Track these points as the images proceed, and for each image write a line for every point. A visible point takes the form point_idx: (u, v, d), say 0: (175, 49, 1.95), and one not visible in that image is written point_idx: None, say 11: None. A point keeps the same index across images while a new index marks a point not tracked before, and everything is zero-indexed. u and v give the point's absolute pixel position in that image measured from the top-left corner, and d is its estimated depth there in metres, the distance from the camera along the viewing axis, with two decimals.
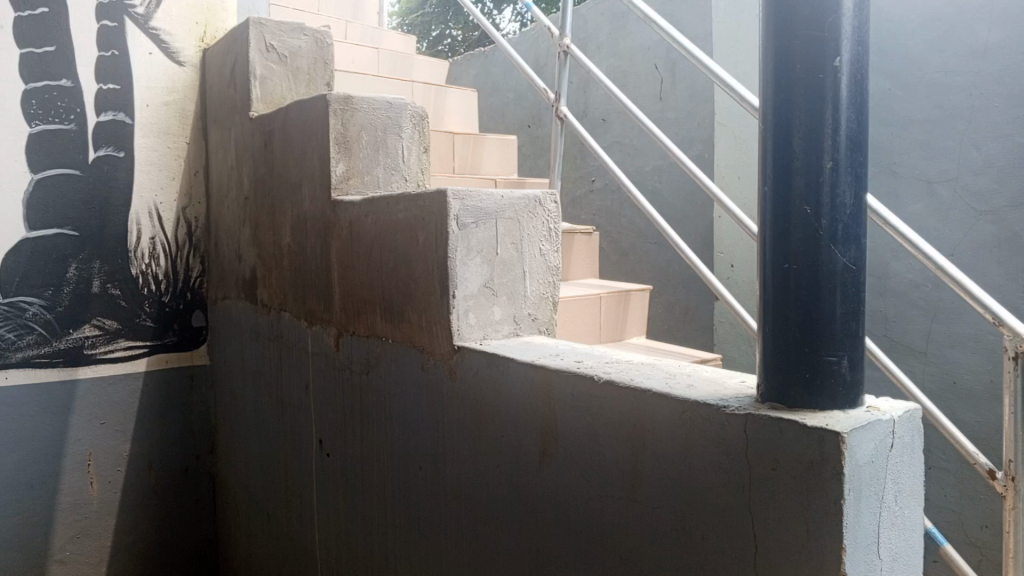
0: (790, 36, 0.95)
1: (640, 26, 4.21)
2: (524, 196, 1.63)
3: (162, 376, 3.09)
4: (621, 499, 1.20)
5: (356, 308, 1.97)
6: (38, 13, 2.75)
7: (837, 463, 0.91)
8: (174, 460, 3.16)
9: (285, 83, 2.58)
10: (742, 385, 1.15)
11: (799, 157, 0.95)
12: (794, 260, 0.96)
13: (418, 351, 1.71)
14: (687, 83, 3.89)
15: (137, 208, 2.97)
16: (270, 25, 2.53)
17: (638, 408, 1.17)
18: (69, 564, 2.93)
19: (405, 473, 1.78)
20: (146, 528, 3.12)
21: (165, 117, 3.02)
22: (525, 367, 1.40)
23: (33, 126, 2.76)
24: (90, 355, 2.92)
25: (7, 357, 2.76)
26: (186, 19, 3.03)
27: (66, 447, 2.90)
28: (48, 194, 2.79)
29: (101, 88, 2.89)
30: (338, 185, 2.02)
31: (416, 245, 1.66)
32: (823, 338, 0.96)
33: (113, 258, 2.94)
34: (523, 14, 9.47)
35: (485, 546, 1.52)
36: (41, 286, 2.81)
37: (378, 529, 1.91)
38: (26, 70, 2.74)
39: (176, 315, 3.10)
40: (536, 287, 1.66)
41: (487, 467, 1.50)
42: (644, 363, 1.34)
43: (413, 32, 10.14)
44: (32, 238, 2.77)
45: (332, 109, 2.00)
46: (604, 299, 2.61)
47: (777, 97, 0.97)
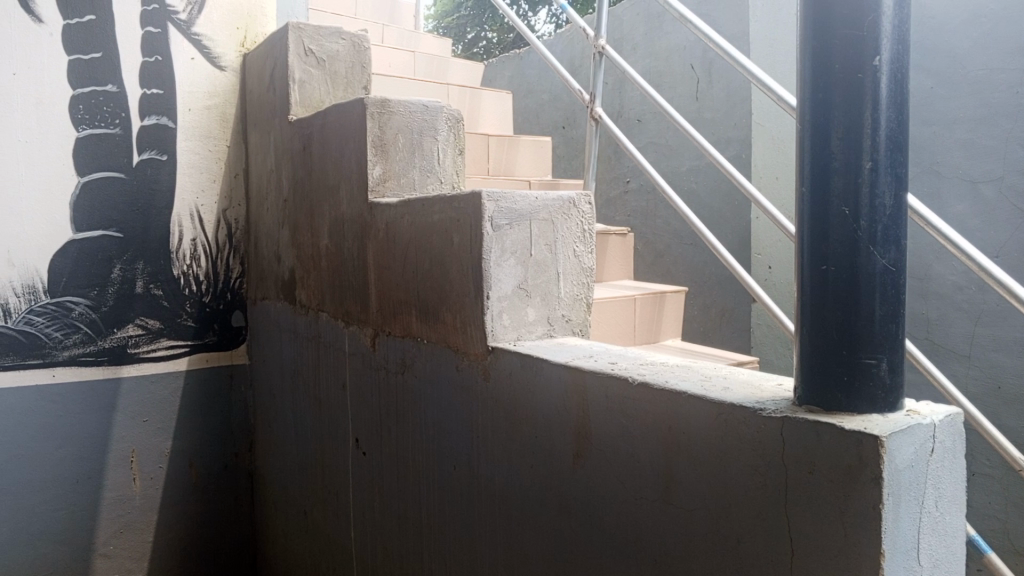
0: (828, 35, 0.94)
1: (675, 26, 4.19)
2: (558, 197, 1.63)
3: (202, 374, 3.16)
4: (656, 502, 1.20)
5: (392, 309, 1.99)
6: (85, 21, 2.82)
7: (876, 467, 0.90)
8: (214, 458, 3.22)
9: (323, 87, 2.61)
10: (778, 388, 1.14)
11: (837, 157, 0.94)
12: (832, 261, 0.95)
13: (453, 351, 1.72)
14: (723, 83, 3.86)
15: (179, 210, 3.04)
16: (308, 29, 2.57)
17: (673, 411, 1.17)
18: (113, 558, 3.00)
19: (440, 473, 1.80)
20: (186, 523, 3.18)
21: (206, 121, 3.08)
22: (559, 368, 1.40)
23: (80, 131, 2.84)
24: (133, 354, 2.99)
25: (54, 356, 2.84)
26: (227, 25, 3.10)
27: (111, 444, 2.97)
28: (94, 197, 2.87)
29: (145, 93, 2.96)
30: (376, 187, 2.04)
31: (451, 246, 1.68)
32: (862, 341, 0.94)
33: (155, 259, 3.01)
34: (558, 16, 9.49)
35: (519, 547, 1.52)
36: (87, 287, 2.88)
37: (413, 528, 1.93)
38: (73, 76, 2.82)
39: (216, 316, 3.16)
40: (570, 288, 1.66)
41: (521, 468, 1.51)
42: (679, 365, 1.33)
43: (448, 35, 10.21)
44: (79, 240, 2.85)
45: (369, 112, 2.03)
46: (638, 300, 2.60)
47: (815, 97, 0.96)
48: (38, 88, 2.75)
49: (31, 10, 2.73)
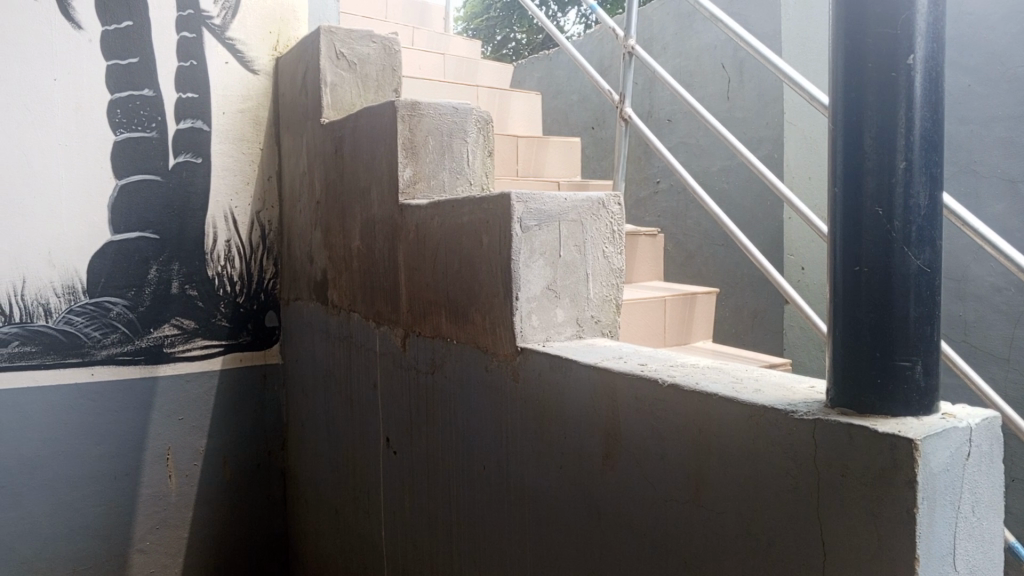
0: (861, 33, 0.93)
1: (706, 25, 4.16)
2: (587, 198, 1.63)
3: (236, 374, 3.21)
4: (685, 503, 1.19)
5: (422, 310, 2.00)
6: (123, 27, 2.88)
7: (910, 471, 0.89)
8: (247, 456, 3.27)
9: (355, 90, 2.63)
10: (810, 390, 1.13)
11: (870, 156, 0.93)
12: (864, 262, 0.94)
13: (482, 352, 1.73)
14: (755, 82, 3.83)
15: (213, 212, 3.09)
16: (340, 33, 2.60)
17: (703, 413, 1.16)
18: (149, 553, 3.06)
19: (469, 473, 1.80)
20: (220, 520, 3.23)
21: (240, 125, 3.13)
22: (589, 369, 1.40)
23: (118, 135, 2.90)
24: (169, 354, 3.05)
25: (93, 355, 2.90)
26: (261, 29, 3.15)
27: (147, 441, 3.03)
28: (131, 199, 2.93)
29: (180, 97, 3.01)
30: (406, 190, 2.06)
31: (480, 247, 1.68)
32: (897, 343, 0.93)
33: (190, 260, 3.07)
34: (589, 16, 9.47)
35: (548, 548, 1.53)
36: (124, 287, 2.94)
37: (443, 528, 1.94)
38: (112, 81, 2.88)
39: (250, 316, 3.21)
40: (599, 289, 1.66)
41: (550, 468, 1.51)
42: (710, 367, 1.32)
43: (478, 37, 10.24)
44: (117, 241, 2.91)
45: (400, 115, 2.04)
46: (669, 302, 2.58)
47: (847, 97, 0.95)
48: (77, 93, 2.82)
49: (71, 17, 2.79)
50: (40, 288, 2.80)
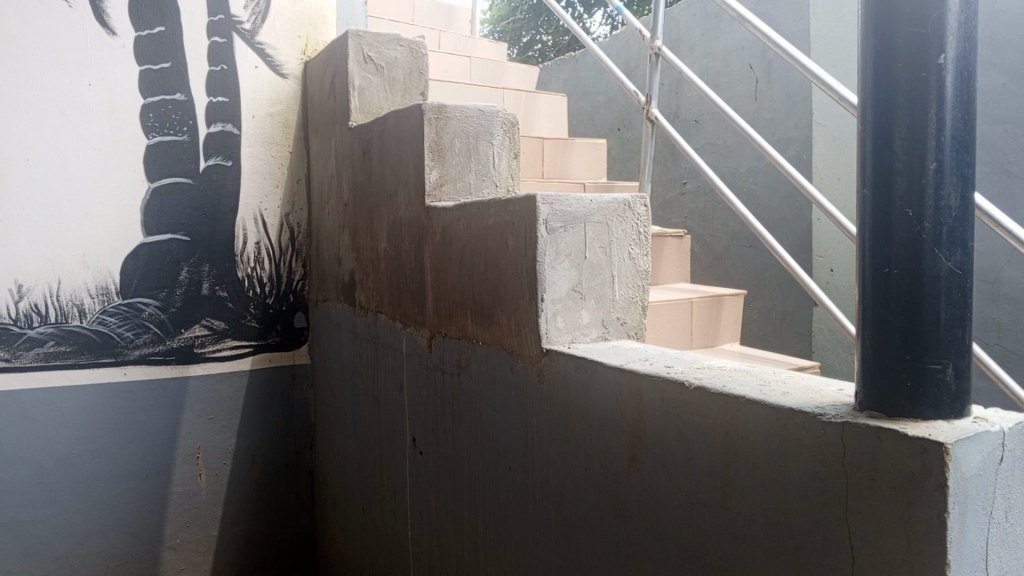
0: (891, 32, 0.92)
1: (733, 26, 4.13)
2: (613, 200, 1.63)
3: (265, 374, 3.24)
4: (712, 506, 1.19)
5: (448, 311, 2.01)
6: (156, 32, 2.94)
7: (941, 475, 0.88)
8: (276, 456, 3.31)
9: (382, 94, 2.66)
10: (839, 393, 1.12)
11: (900, 156, 0.92)
12: (894, 263, 0.93)
13: (508, 353, 1.73)
14: (783, 82, 3.79)
15: (243, 214, 3.13)
16: (368, 37, 2.63)
17: (730, 415, 1.16)
18: (179, 551, 3.11)
19: (495, 474, 1.81)
20: (249, 520, 3.27)
21: (269, 128, 3.17)
22: (614, 371, 1.40)
23: (151, 138, 2.95)
24: (199, 354, 3.10)
25: (125, 354, 2.96)
26: (290, 34, 3.19)
27: (177, 440, 3.08)
28: (162, 201, 2.98)
29: (211, 101, 3.05)
30: (432, 192, 2.07)
31: (506, 249, 1.69)
32: (927, 345, 0.92)
33: (221, 261, 3.11)
34: (615, 17, 9.46)
35: (573, 549, 1.53)
36: (156, 288, 3.00)
37: (469, 529, 1.95)
38: (145, 86, 2.93)
39: (279, 317, 3.25)
40: (625, 291, 1.66)
41: (576, 470, 1.51)
42: (738, 369, 1.32)
43: (504, 39, 10.25)
44: (149, 243, 2.97)
45: (427, 118, 2.06)
46: (695, 304, 2.57)
47: (877, 97, 0.94)
48: (111, 98, 2.87)
49: (105, 23, 2.85)
50: (74, 289, 2.86)
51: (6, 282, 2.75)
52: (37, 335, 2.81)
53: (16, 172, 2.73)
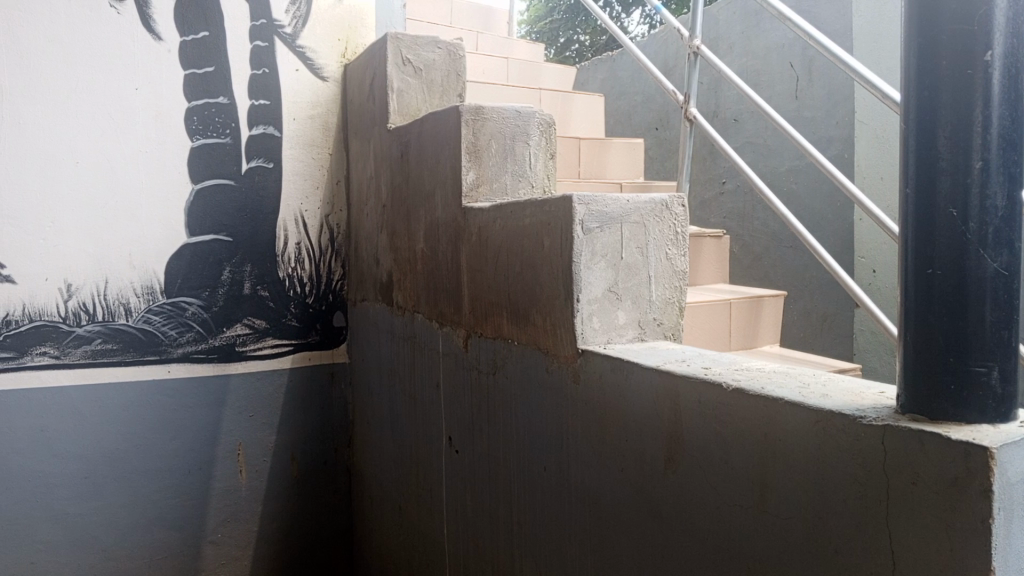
0: (936, 30, 0.91)
1: (774, 24, 4.07)
2: (650, 200, 1.63)
3: (304, 372, 3.29)
4: (749, 509, 1.18)
5: (484, 311, 2.03)
6: (200, 37, 3.00)
7: (985, 480, 0.86)
8: (315, 453, 3.36)
9: (420, 95, 2.68)
10: (880, 395, 1.10)
11: (944, 155, 0.91)
12: (938, 264, 0.91)
13: (544, 354, 1.74)
14: (825, 81, 3.73)
15: (284, 215, 3.18)
16: (406, 39, 2.65)
17: (768, 416, 1.15)
18: (221, 545, 3.18)
19: (531, 474, 1.82)
20: (288, 516, 3.33)
21: (310, 130, 3.22)
22: (650, 372, 1.40)
23: (195, 140, 3.02)
24: (241, 352, 3.16)
25: (169, 352, 3.03)
26: (330, 37, 3.23)
27: (219, 437, 3.15)
28: (206, 203, 3.05)
29: (253, 104, 3.11)
30: (469, 193, 2.09)
31: (542, 250, 1.69)
32: (971, 346, 0.91)
33: (262, 261, 3.16)
34: (653, 17, 9.41)
35: (609, 548, 1.53)
36: (199, 288, 3.06)
37: (504, 528, 1.96)
38: (189, 89, 3.00)
39: (319, 316, 3.30)
40: (662, 291, 1.65)
41: (612, 471, 1.51)
42: (777, 371, 1.31)
43: (541, 39, 10.25)
44: (193, 244, 3.04)
45: (464, 119, 2.07)
46: (734, 304, 2.55)
47: (921, 96, 0.93)
48: (156, 103, 2.95)
49: (152, 29, 2.93)
50: (121, 288, 2.94)
51: (56, 280, 2.84)
52: (85, 333, 2.89)
53: (65, 174, 2.82)
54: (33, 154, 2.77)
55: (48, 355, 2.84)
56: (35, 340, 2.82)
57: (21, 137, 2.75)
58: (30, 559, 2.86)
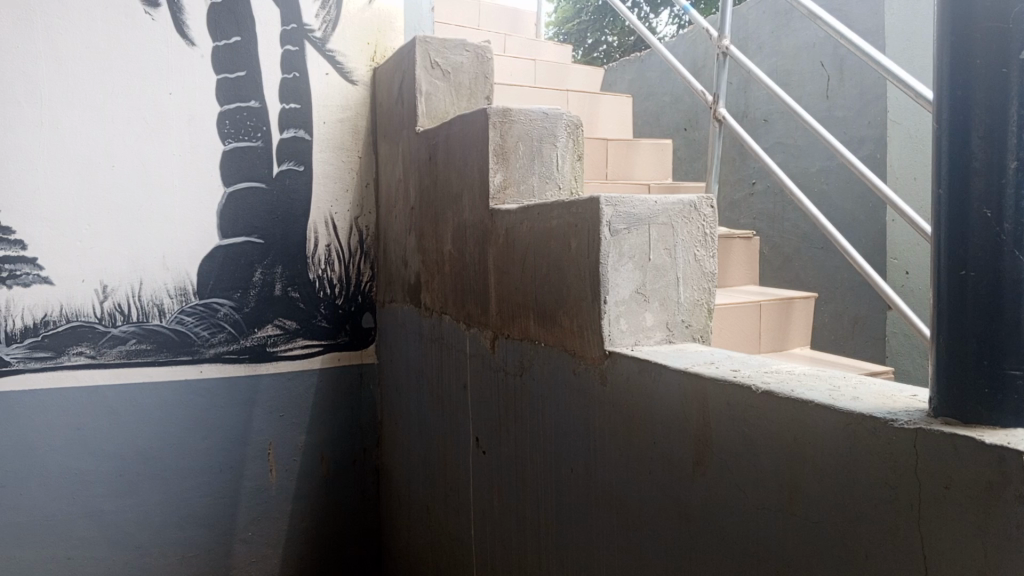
0: (970, 27, 0.90)
1: (804, 23, 4.03)
2: (679, 201, 1.62)
3: (334, 373, 3.33)
4: (778, 512, 1.17)
5: (511, 312, 2.03)
6: (232, 42, 3.05)
7: (1019, 486, 0.85)
8: (344, 452, 3.39)
9: (448, 98, 2.69)
10: (912, 399, 1.09)
11: (978, 156, 0.90)
12: (971, 266, 0.90)
13: (571, 355, 1.74)
14: (856, 80, 3.69)
15: (315, 217, 3.22)
16: (434, 42, 2.67)
17: (797, 419, 1.14)
18: (251, 543, 3.23)
19: (558, 475, 1.82)
20: (318, 515, 3.36)
21: (340, 133, 3.25)
22: (678, 373, 1.39)
23: (227, 144, 3.07)
24: (272, 353, 3.20)
25: (202, 353, 3.08)
26: (359, 41, 3.26)
27: (250, 436, 3.19)
28: (238, 205, 3.09)
29: (284, 108, 3.14)
30: (496, 195, 2.10)
31: (569, 252, 1.70)
32: (1006, 349, 0.89)
33: (292, 263, 3.20)
34: (682, 17, 9.36)
35: (636, 550, 1.53)
36: (231, 289, 3.11)
37: (532, 528, 1.96)
38: (222, 94, 3.05)
39: (348, 317, 3.33)
40: (691, 292, 1.65)
41: (639, 473, 1.51)
42: (806, 373, 1.29)
43: (569, 40, 10.23)
44: (225, 246, 3.08)
45: (492, 122, 2.08)
46: (764, 306, 2.53)
47: (954, 95, 0.92)
48: (190, 107, 3.00)
49: (185, 34, 2.98)
50: (155, 289, 2.99)
51: (93, 282, 2.90)
52: (121, 333, 2.95)
53: (101, 178, 2.88)
54: (70, 158, 2.83)
55: (85, 355, 2.90)
56: (72, 341, 2.89)
57: (59, 142, 2.82)
58: (66, 554, 2.93)
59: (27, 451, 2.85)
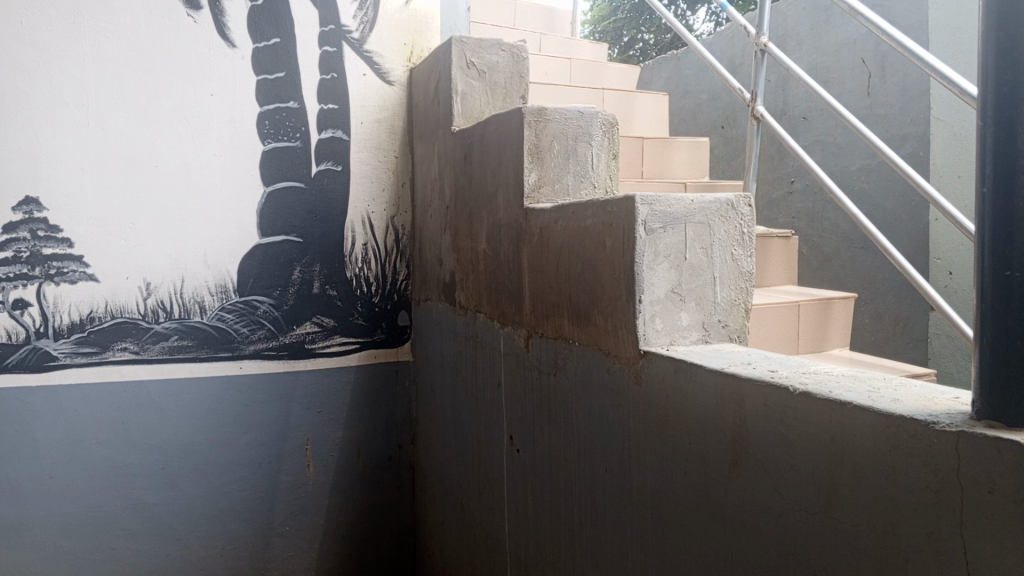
0: (1015, 23, 0.88)
1: (845, 19, 3.96)
2: (716, 200, 1.61)
3: (370, 370, 3.36)
4: (815, 514, 1.16)
5: (545, 311, 2.04)
6: (271, 43, 3.10)
7: None
8: (380, 449, 3.42)
9: (484, 98, 2.70)
10: (955, 401, 1.07)
11: None
12: (1017, 266, 0.89)
13: (605, 355, 1.74)
14: (899, 76, 3.61)
15: (352, 217, 3.26)
16: (470, 42, 2.69)
17: (835, 421, 1.12)
18: (289, 537, 3.28)
19: (592, 475, 1.82)
20: (353, 511, 3.40)
21: (377, 133, 3.29)
22: (715, 374, 1.38)
23: (267, 144, 3.12)
24: (310, 350, 3.24)
25: (242, 349, 3.13)
26: (396, 41, 3.29)
27: (288, 432, 3.24)
28: (277, 204, 3.14)
29: (322, 108, 3.18)
30: (531, 194, 2.10)
31: (604, 251, 1.69)
32: None
33: (330, 261, 3.24)
34: (720, 13, 9.25)
35: (671, 551, 1.52)
36: (270, 287, 3.16)
37: (566, 528, 1.96)
38: (262, 95, 3.10)
39: (384, 315, 3.36)
40: (728, 292, 1.64)
41: (675, 474, 1.50)
42: (846, 375, 1.27)
43: (605, 39, 10.18)
44: (265, 244, 3.14)
45: (526, 121, 2.08)
46: (802, 307, 2.49)
47: (999, 92, 0.90)
48: (230, 108, 3.06)
49: (226, 36, 3.03)
50: (197, 287, 3.06)
51: (136, 280, 2.97)
52: (163, 329, 3.02)
53: (144, 178, 2.95)
54: (116, 159, 2.91)
55: (129, 351, 2.98)
56: (116, 337, 2.96)
57: (105, 142, 2.89)
58: (110, 545, 3.01)
59: (73, 444, 2.94)
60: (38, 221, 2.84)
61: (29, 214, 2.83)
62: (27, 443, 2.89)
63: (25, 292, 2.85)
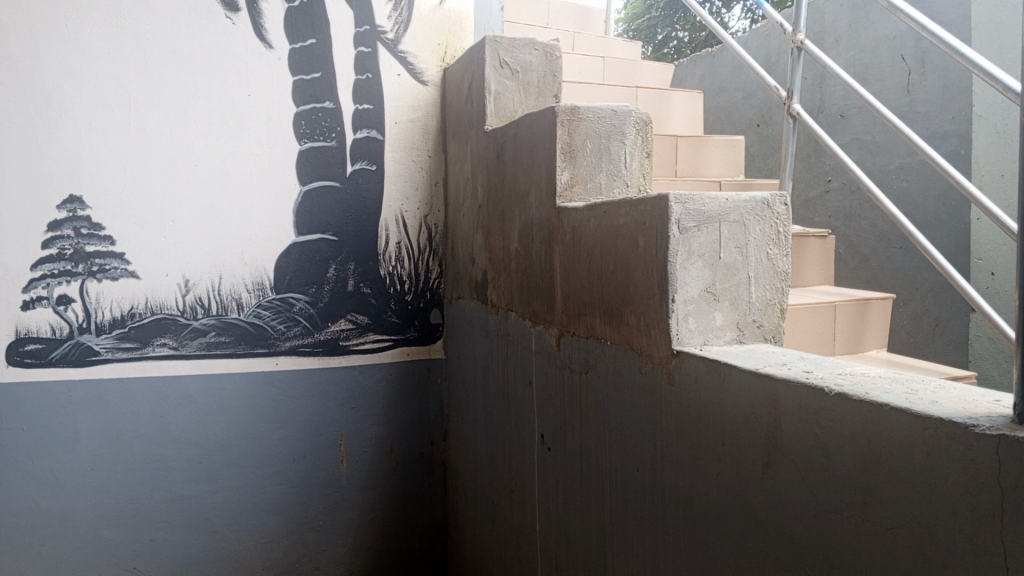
0: None
1: (884, 14, 3.89)
2: (751, 198, 1.59)
3: (403, 368, 3.39)
4: (849, 515, 1.15)
5: (577, 310, 2.04)
6: (308, 44, 3.13)
7: None
8: (412, 446, 3.45)
9: (517, 97, 2.71)
10: (996, 404, 1.05)
11: None
12: None
13: (637, 354, 1.73)
14: (940, 73, 3.54)
15: (386, 216, 3.29)
16: (504, 42, 2.69)
17: (872, 422, 1.11)
18: (322, 532, 3.33)
19: (623, 473, 1.82)
20: (384, 507, 3.43)
21: (410, 133, 3.31)
22: (748, 374, 1.37)
23: (303, 144, 3.16)
24: (344, 347, 3.28)
25: (278, 345, 3.18)
26: (430, 41, 3.31)
27: (322, 428, 3.28)
28: (313, 203, 3.18)
29: (357, 108, 3.21)
30: (563, 193, 2.10)
31: (637, 250, 1.69)
32: None
33: (365, 259, 3.27)
34: (756, 10, 9.14)
35: (702, 550, 1.51)
36: (306, 284, 3.20)
37: (597, 526, 1.96)
38: (298, 95, 3.14)
39: (417, 313, 3.38)
40: (763, 292, 1.62)
41: (706, 474, 1.50)
42: (883, 376, 1.26)
43: (638, 37, 10.10)
44: (301, 242, 3.18)
45: (560, 120, 2.08)
46: (839, 308, 2.46)
47: None
48: (267, 108, 3.10)
49: (263, 37, 3.08)
50: (233, 284, 3.11)
51: (175, 277, 3.04)
52: (201, 326, 3.07)
53: (183, 176, 3.01)
54: (156, 158, 2.97)
55: (167, 346, 3.04)
56: (156, 332, 3.03)
57: (146, 141, 2.96)
58: (150, 536, 3.08)
59: (114, 436, 3.01)
60: (81, 219, 2.91)
61: (73, 212, 2.90)
62: (70, 435, 2.96)
63: (68, 289, 2.93)
